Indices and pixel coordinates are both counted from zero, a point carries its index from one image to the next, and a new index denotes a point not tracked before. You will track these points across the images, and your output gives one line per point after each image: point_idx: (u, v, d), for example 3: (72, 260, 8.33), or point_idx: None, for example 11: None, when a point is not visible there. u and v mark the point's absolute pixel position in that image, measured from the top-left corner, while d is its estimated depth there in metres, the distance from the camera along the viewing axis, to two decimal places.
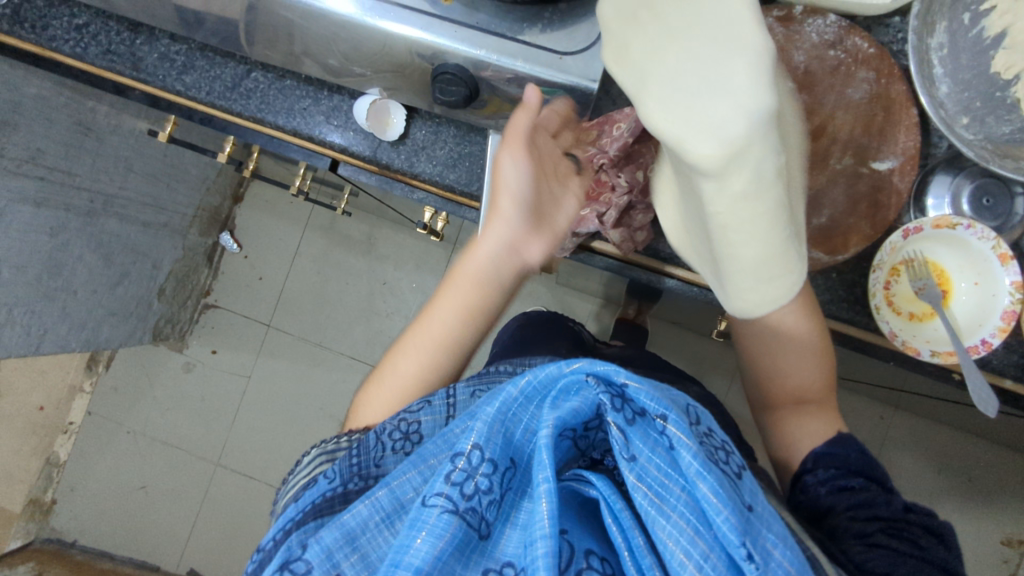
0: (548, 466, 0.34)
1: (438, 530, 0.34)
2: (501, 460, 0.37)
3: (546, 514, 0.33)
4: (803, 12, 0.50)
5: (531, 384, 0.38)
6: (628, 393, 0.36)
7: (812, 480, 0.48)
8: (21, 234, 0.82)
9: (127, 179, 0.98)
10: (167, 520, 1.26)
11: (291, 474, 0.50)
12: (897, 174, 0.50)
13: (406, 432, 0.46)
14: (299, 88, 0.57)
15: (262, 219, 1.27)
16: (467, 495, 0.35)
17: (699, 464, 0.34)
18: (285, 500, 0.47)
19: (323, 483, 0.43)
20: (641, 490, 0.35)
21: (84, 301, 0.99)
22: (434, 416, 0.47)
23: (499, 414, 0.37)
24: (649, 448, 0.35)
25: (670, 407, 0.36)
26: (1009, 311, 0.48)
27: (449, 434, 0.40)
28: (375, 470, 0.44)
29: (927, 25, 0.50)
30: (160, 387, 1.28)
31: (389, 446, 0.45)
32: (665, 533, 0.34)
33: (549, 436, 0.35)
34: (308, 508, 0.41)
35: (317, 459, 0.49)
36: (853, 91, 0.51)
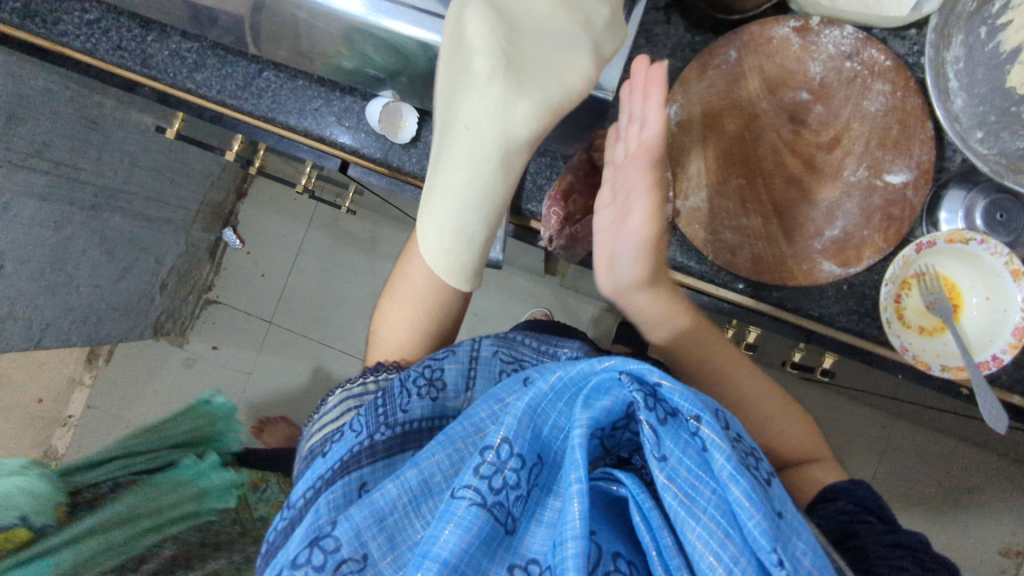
0: (581, 465, 0.34)
1: (467, 523, 0.34)
2: (529, 456, 0.37)
3: (577, 515, 0.33)
4: (820, 24, 0.50)
5: (563, 379, 0.38)
6: (661, 392, 0.37)
7: (831, 508, 0.45)
8: (25, 228, 0.82)
9: (131, 173, 0.98)
10: None
11: (318, 410, 0.50)
12: (911, 188, 0.50)
13: (430, 378, 0.47)
14: (311, 89, 0.56)
15: (265, 215, 1.27)
16: (496, 489, 0.35)
17: (732, 467, 0.34)
18: (309, 446, 0.48)
19: (350, 437, 0.43)
20: (671, 492, 0.35)
21: (87, 296, 0.99)
22: (458, 366, 0.48)
23: (530, 408, 0.37)
24: (680, 449, 0.35)
25: (704, 408, 0.36)
26: (1020, 326, 0.48)
27: (476, 419, 0.40)
28: (402, 417, 0.44)
29: (943, 38, 0.50)
30: (160, 382, 1.28)
31: (415, 392, 0.46)
32: (695, 536, 0.34)
33: (582, 436, 0.35)
34: (337, 465, 0.42)
35: (343, 402, 0.48)
36: (869, 103, 0.50)
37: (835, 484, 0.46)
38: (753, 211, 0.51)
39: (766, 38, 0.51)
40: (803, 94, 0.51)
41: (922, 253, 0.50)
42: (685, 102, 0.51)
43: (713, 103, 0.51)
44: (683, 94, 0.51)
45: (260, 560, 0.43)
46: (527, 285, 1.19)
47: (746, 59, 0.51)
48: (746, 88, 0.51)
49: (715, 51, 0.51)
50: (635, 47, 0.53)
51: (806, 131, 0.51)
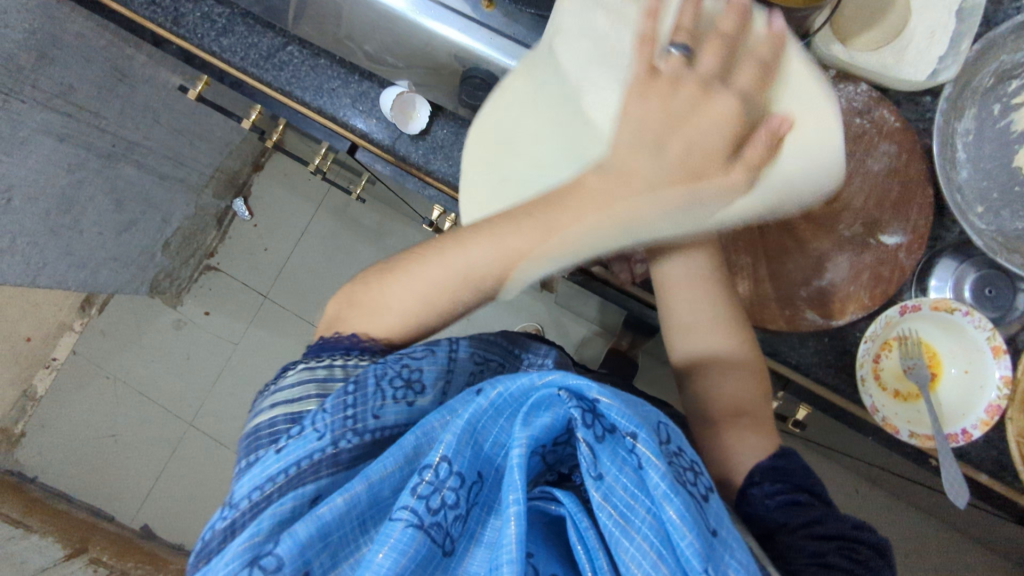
0: (518, 487, 0.34)
1: (402, 545, 0.33)
2: (468, 474, 0.37)
3: (513, 538, 0.33)
4: (834, 77, 0.52)
5: (503, 397, 0.38)
6: (599, 409, 0.37)
7: (759, 493, 0.42)
8: (38, 165, 0.83)
9: (152, 130, 1.00)
10: (131, 471, 1.26)
11: (272, 384, 0.44)
12: (903, 251, 0.50)
13: (408, 380, 0.43)
14: (332, 69, 0.57)
15: (278, 191, 1.28)
16: (433, 510, 0.35)
17: (666, 486, 0.34)
18: (251, 429, 0.42)
19: (312, 433, 0.38)
20: (606, 511, 0.35)
21: (88, 242, 0.99)
22: (437, 369, 0.45)
23: (470, 426, 0.37)
24: (617, 467, 0.36)
25: (639, 426, 0.36)
26: (994, 405, 0.47)
27: (430, 430, 0.38)
28: (373, 425, 0.40)
29: (956, 109, 0.51)
30: (148, 339, 1.28)
31: (391, 396, 0.41)
32: (628, 557, 0.34)
33: (521, 455, 0.35)
34: (291, 473, 0.37)
35: (301, 380, 0.42)
36: (873, 161, 0.51)
37: (762, 466, 0.43)
38: (743, 250, 0.51)
39: None
40: None
41: (906, 315, 0.50)
42: None
43: None
44: None
45: (188, 563, 0.37)
46: (523, 297, 1.19)
47: None
48: None
49: None
50: None
51: None
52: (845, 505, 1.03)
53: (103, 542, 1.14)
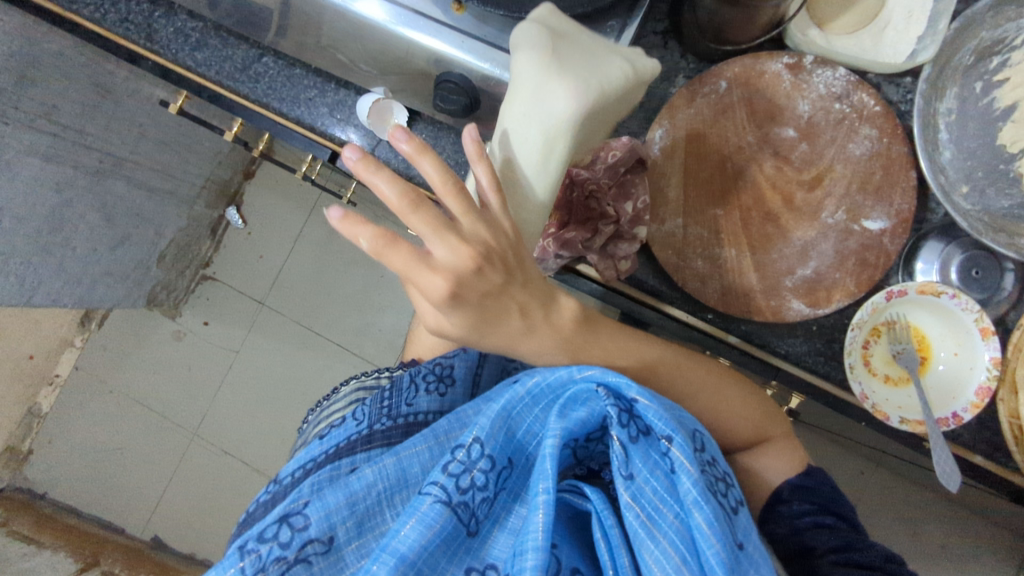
0: (549, 477, 0.35)
1: (429, 519, 0.35)
2: (500, 458, 0.38)
3: (540, 527, 0.34)
4: (813, 63, 0.51)
5: (541, 386, 0.39)
6: (636, 409, 0.38)
7: (786, 511, 0.45)
8: (25, 186, 0.83)
9: (138, 145, 1.00)
10: (138, 483, 1.27)
11: (328, 397, 0.52)
12: (887, 235, 0.50)
13: (440, 376, 0.47)
14: (308, 78, 0.57)
15: (269, 198, 1.28)
16: (462, 489, 0.36)
17: (696, 493, 0.36)
18: (315, 431, 0.49)
19: (350, 424, 0.44)
20: (634, 511, 0.36)
21: (81, 259, 0.99)
22: (467, 365, 0.49)
23: (506, 411, 0.38)
24: (648, 470, 0.37)
25: (676, 430, 0.37)
26: (985, 387, 0.47)
27: (464, 416, 0.42)
28: (405, 410, 0.45)
29: (937, 90, 0.51)
30: (149, 351, 1.29)
31: (423, 388, 0.47)
32: (651, 557, 0.36)
33: (554, 446, 0.36)
34: (330, 451, 0.42)
35: (354, 392, 0.49)
36: (854, 146, 0.50)
37: (794, 489, 0.46)
38: (726, 243, 0.50)
39: (757, 73, 0.51)
40: (790, 131, 0.51)
41: (893, 301, 0.49)
42: (671, 128, 0.51)
43: (698, 131, 0.51)
44: (670, 117, 0.51)
45: (234, 530, 0.44)
46: None
47: (736, 91, 0.51)
48: (733, 119, 0.51)
49: (704, 80, 0.51)
50: None
51: (789, 168, 0.50)
52: (849, 486, 1.03)
53: (114, 555, 1.16)
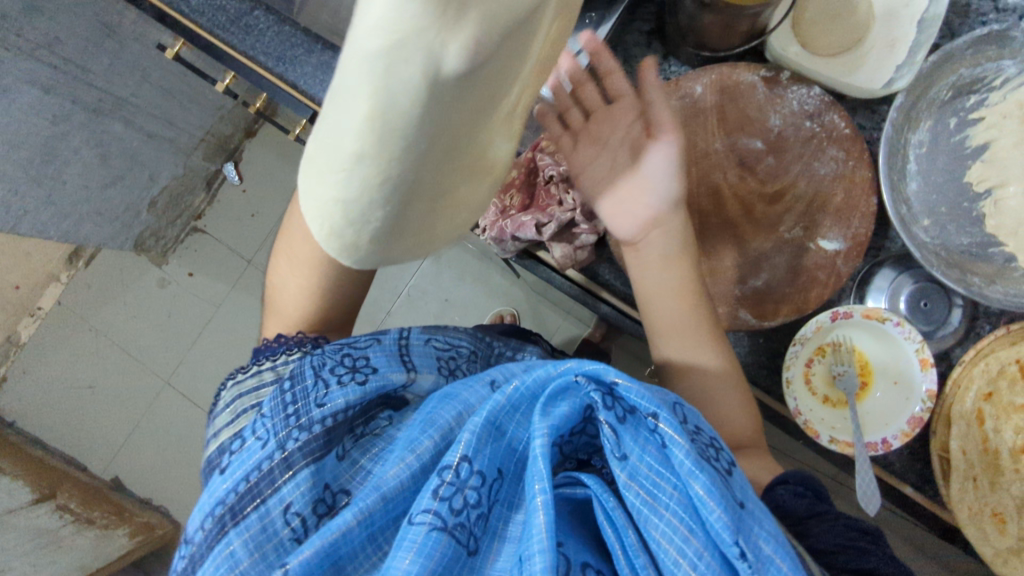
0: (545, 477, 0.32)
1: (428, 549, 0.31)
2: (490, 471, 0.35)
3: (543, 525, 0.31)
4: (789, 79, 0.51)
5: (520, 390, 0.36)
6: (617, 391, 0.35)
7: (785, 490, 0.41)
8: (20, 113, 0.84)
9: (140, 88, 1.01)
10: (106, 424, 1.28)
11: (213, 412, 0.43)
12: (842, 257, 0.50)
13: (353, 365, 0.40)
14: (296, 37, 0.58)
15: (268, 159, 1.29)
16: (456, 511, 0.33)
17: (691, 462, 0.33)
18: (207, 457, 0.40)
19: (256, 447, 0.36)
20: (633, 490, 0.33)
21: (72, 193, 1.00)
22: (385, 354, 0.42)
23: (489, 421, 0.35)
24: (640, 447, 0.34)
25: (660, 405, 0.34)
26: (917, 418, 0.47)
27: (438, 428, 0.36)
28: (316, 413, 0.37)
29: (910, 120, 0.51)
30: (132, 295, 1.30)
31: (334, 381, 0.39)
32: (659, 534, 0.32)
33: (545, 445, 0.33)
34: (241, 488, 0.35)
35: (237, 402, 0.41)
36: (820, 165, 0.51)
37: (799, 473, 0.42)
38: None
39: (734, 82, 0.51)
40: (758, 143, 0.51)
41: (838, 322, 0.50)
42: None
43: None
44: None
45: None
46: (501, 282, 1.20)
47: (711, 97, 0.51)
48: (704, 125, 0.51)
49: (681, 83, 0.51)
50: None
51: (753, 179, 0.51)
52: None
53: (72, 490, 1.17)
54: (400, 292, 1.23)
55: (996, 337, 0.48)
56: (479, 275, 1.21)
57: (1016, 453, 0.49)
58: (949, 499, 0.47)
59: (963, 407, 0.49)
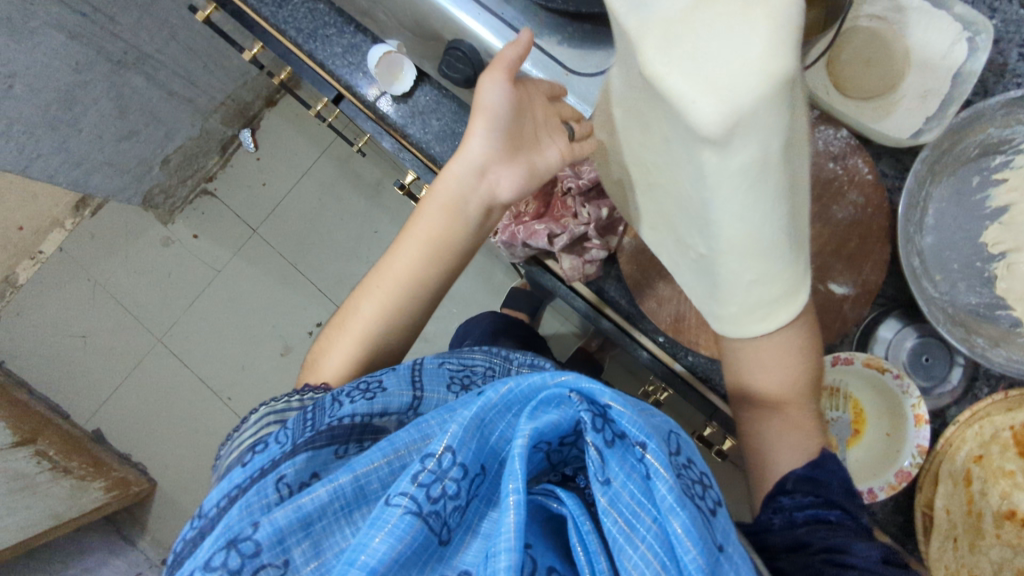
0: (520, 477, 0.31)
1: (399, 532, 0.30)
2: (472, 466, 0.33)
3: (512, 528, 0.30)
4: (818, 117, 0.52)
5: (514, 392, 0.35)
6: (610, 414, 0.35)
7: (788, 502, 0.42)
8: (44, 57, 0.83)
9: (166, 46, 1.00)
10: (93, 374, 1.28)
11: (237, 430, 0.43)
12: (849, 303, 0.50)
13: (367, 387, 0.41)
14: (330, 16, 0.57)
15: (285, 130, 1.29)
16: (433, 498, 0.32)
17: (673, 498, 0.32)
18: (228, 467, 0.40)
19: (274, 446, 0.36)
20: (612, 517, 0.33)
21: (86, 143, 1.00)
22: (398, 376, 0.42)
23: (477, 419, 0.34)
24: (625, 473, 0.34)
25: (650, 435, 0.34)
26: (906, 472, 0.47)
27: (425, 427, 0.36)
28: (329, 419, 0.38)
29: (932, 174, 0.51)
30: (134, 250, 1.30)
31: (348, 400, 0.40)
32: (631, 564, 0.32)
33: (524, 447, 0.33)
34: (255, 473, 0.35)
35: (264, 418, 0.41)
36: (839, 209, 0.51)
37: (800, 479, 0.42)
38: None
39: None
40: None
41: (837, 367, 0.50)
42: None
43: None
44: None
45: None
46: (505, 280, 1.20)
47: None
48: None
49: None
50: None
51: None
52: None
53: (54, 437, 1.17)
54: None
55: (992, 401, 0.48)
56: (482, 270, 1.20)
57: (999, 518, 0.48)
58: (928, 556, 0.48)
59: (953, 466, 0.49)
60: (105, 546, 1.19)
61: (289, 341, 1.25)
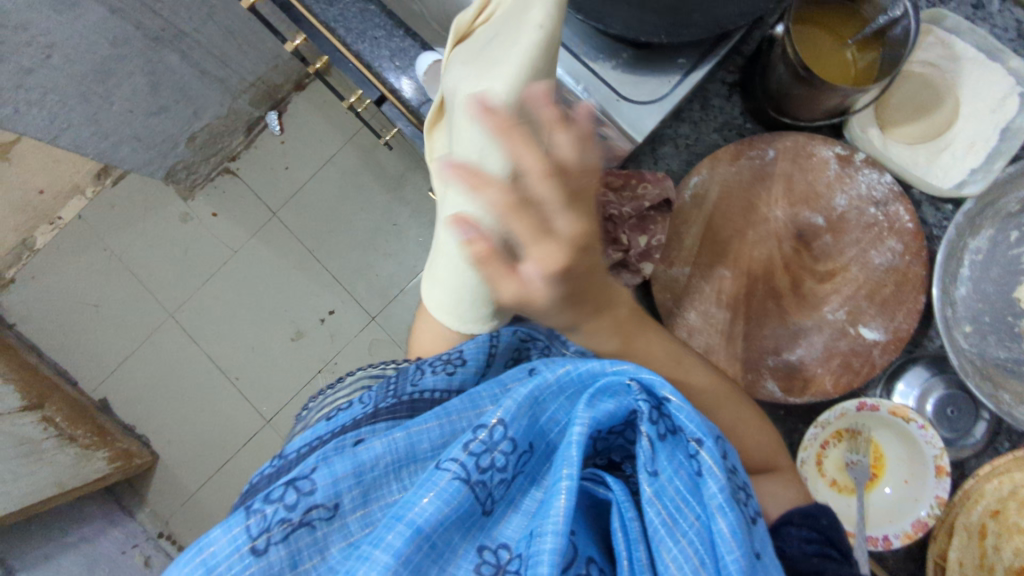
0: (574, 463, 0.33)
1: (446, 495, 0.33)
2: (522, 442, 0.36)
3: (561, 510, 0.32)
4: (862, 161, 0.51)
5: (571, 375, 0.38)
6: (666, 408, 0.36)
7: (794, 534, 0.42)
8: (83, 30, 0.83)
9: (204, 25, 0.99)
10: (103, 343, 1.28)
11: (333, 387, 0.50)
12: (879, 348, 0.49)
13: (449, 359, 0.45)
14: (380, 18, 0.57)
15: (312, 115, 1.29)
16: (482, 468, 0.34)
17: (722, 498, 0.34)
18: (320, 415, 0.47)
19: (357, 407, 0.43)
20: (656, 508, 0.34)
21: (116, 115, 1.00)
22: (476, 348, 0.46)
23: (532, 397, 0.37)
24: (673, 468, 0.35)
25: (706, 433, 0.35)
26: (920, 521, 0.48)
27: (477, 400, 0.41)
28: (411, 389, 0.43)
29: (972, 226, 0.51)
30: (152, 222, 1.30)
31: (430, 369, 0.44)
32: (669, 556, 0.33)
33: (581, 434, 0.34)
34: (336, 429, 0.41)
35: (360, 380, 0.49)
36: (876, 255, 0.50)
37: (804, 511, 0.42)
38: (722, 304, 0.51)
39: (807, 153, 0.51)
40: (819, 220, 0.51)
41: (863, 412, 0.50)
42: (708, 178, 0.52)
43: (732, 189, 0.51)
44: (709, 169, 0.52)
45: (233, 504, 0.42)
46: None
47: (781, 164, 0.51)
48: (769, 190, 0.51)
49: (753, 144, 0.51)
50: (688, 108, 0.55)
51: (806, 254, 0.51)
52: None
53: (61, 403, 1.18)
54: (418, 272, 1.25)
55: (1012, 457, 0.48)
56: None
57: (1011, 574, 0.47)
58: None
59: (968, 519, 0.49)
60: (104, 515, 1.20)
61: (300, 325, 1.25)
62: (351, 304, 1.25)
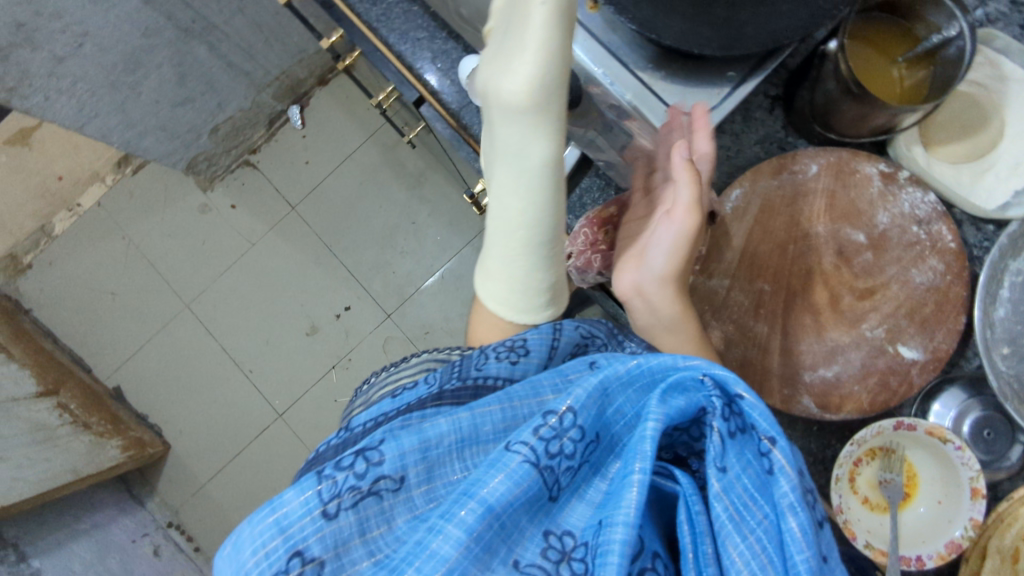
0: (647, 457, 0.32)
1: (518, 476, 0.33)
2: (590, 431, 0.35)
3: (632, 501, 0.31)
4: (906, 179, 0.51)
5: (641, 367, 0.36)
6: (739, 405, 0.35)
7: None
8: (115, 20, 0.83)
9: (233, 18, 0.99)
10: (118, 332, 1.29)
11: (395, 366, 0.50)
12: (917, 368, 0.49)
13: (512, 344, 0.44)
14: (423, 19, 0.57)
15: (334, 110, 1.28)
16: (551, 454, 0.34)
17: (794, 497, 0.33)
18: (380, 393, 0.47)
19: (421, 387, 0.43)
20: (723, 503, 0.33)
21: (143, 105, 1.00)
22: (540, 338, 0.45)
23: (601, 386, 0.35)
24: (743, 466, 0.34)
25: (780, 433, 0.34)
26: (955, 543, 0.48)
27: (538, 387, 0.39)
28: (474, 374, 0.42)
29: (1015, 247, 0.51)
30: (170, 213, 1.30)
31: (493, 355, 0.43)
32: (736, 551, 0.32)
33: (655, 429, 0.33)
34: (400, 407, 0.41)
35: (424, 362, 0.49)
36: (917, 273, 0.50)
37: None
38: (760, 318, 0.51)
39: (850, 169, 0.51)
40: (861, 236, 0.51)
41: (899, 432, 0.49)
42: (749, 191, 0.52)
43: (773, 203, 0.51)
44: (751, 182, 0.52)
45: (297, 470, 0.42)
46: None
47: (824, 179, 0.51)
48: (810, 205, 0.51)
49: (797, 159, 0.51)
50: (730, 120, 0.55)
51: (847, 270, 0.51)
52: None
53: (76, 390, 1.18)
54: (435, 271, 1.24)
55: None
56: None
57: None
58: None
59: (1001, 542, 0.48)
60: (114, 503, 1.20)
61: (315, 320, 1.25)
62: (367, 301, 1.25)
